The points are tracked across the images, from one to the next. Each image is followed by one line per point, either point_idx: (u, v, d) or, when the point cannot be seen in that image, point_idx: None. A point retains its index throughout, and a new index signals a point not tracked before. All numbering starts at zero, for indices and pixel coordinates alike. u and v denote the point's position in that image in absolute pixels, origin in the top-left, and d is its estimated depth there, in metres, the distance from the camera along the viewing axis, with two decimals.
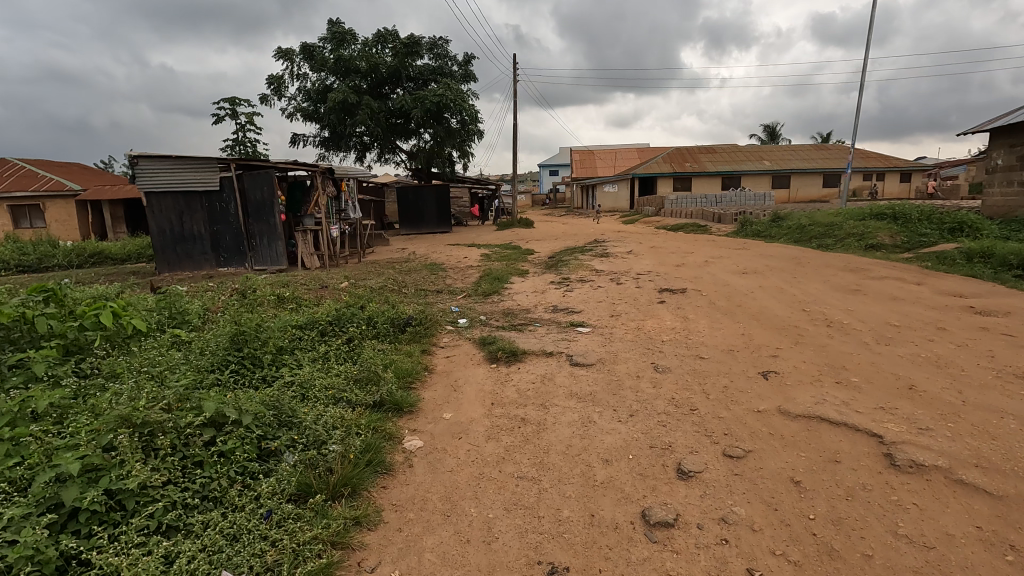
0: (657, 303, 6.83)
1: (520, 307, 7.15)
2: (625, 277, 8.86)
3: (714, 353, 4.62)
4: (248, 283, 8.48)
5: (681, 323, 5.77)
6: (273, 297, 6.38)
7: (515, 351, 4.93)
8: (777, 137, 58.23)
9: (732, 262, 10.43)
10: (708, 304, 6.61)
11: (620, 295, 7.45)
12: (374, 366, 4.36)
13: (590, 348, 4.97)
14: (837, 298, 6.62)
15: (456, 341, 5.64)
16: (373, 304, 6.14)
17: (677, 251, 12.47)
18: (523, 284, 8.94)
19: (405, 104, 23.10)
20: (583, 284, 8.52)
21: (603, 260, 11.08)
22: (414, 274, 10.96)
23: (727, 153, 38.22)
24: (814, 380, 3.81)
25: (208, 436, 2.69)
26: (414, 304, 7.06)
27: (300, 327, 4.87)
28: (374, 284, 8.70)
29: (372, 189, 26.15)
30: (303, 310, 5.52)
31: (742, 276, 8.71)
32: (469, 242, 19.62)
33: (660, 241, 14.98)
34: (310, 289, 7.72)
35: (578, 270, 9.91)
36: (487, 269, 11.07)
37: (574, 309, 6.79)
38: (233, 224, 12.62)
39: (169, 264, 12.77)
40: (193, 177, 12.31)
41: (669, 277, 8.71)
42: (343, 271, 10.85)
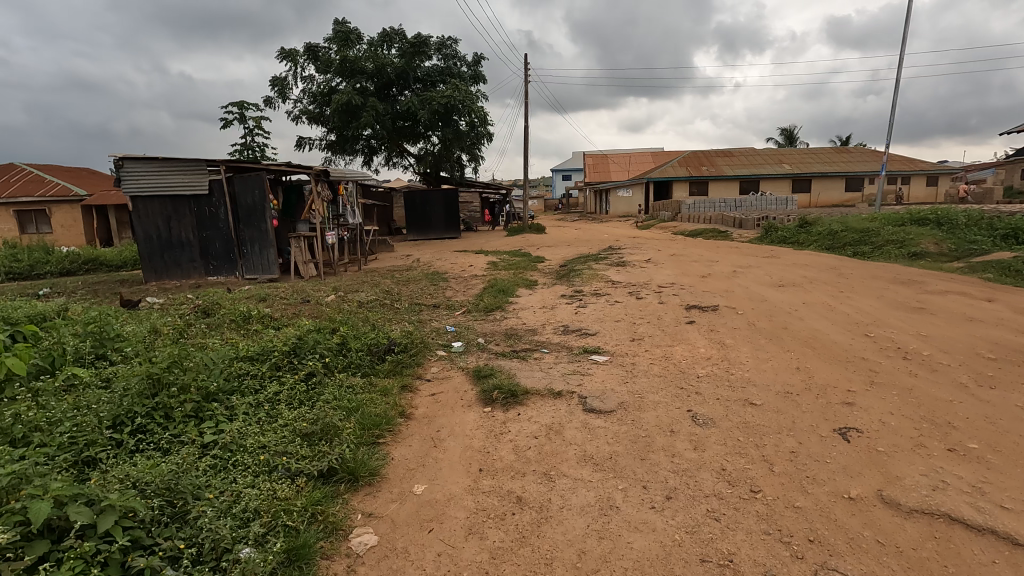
0: (686, 324, 5.84)
1: (526, 327, 6.20)
2: (645, 291, 7.87)
3: (768, 398, 3.63)
4: (224, 296, 7.63)
5: (718, 352, 4.78)
6: (238, 314, 5.50)
7: (515, 391, 3.96)
8: (794, 141, 56.85)
9: (764, 273, 9.34)
10: (747, 326, 5.60)
11: (640, 313, 6.47)
12: (333, 416, 3.43)
13: (608, 386, 4.01)
14: (901, 319, 5.57)
15: (446, 373, 4.70)
16: (351, 325, 5.25)
17: (700, 260, 11.41)
18: (531, 297, 8.00)
19: (411, 105, 22.32)
20: (598, 299, 7.56)
21: (620, 270, 10.08)
22: (412, 284, 10.06)
23: (745, 157, 36.99)
24: (917, 447, 2.82)
25: (28, 561, 1.75)
26: (403, 324, 6.14)
27: (249, 358, 3.96)
28: (364, 298, 7.81)
29: (378, 193, 25.39)
30: (263, 335, 4.63)
31: (780, 289, 7.65)
32: (476, 249, 18.75)
33: (680, 248, 13.96)
34: (288, 304, 6.86)
35: (592, 282, 8.95)
36: (492, 280, 10.14)
37: (588, 330, 5.83)
38: (223, 230, 11.83)
39: (156, 272, 12.00)
40: (181, 180, 11.57)
41: (695, 291, 7.71)
42: (336, 282, 9.98)
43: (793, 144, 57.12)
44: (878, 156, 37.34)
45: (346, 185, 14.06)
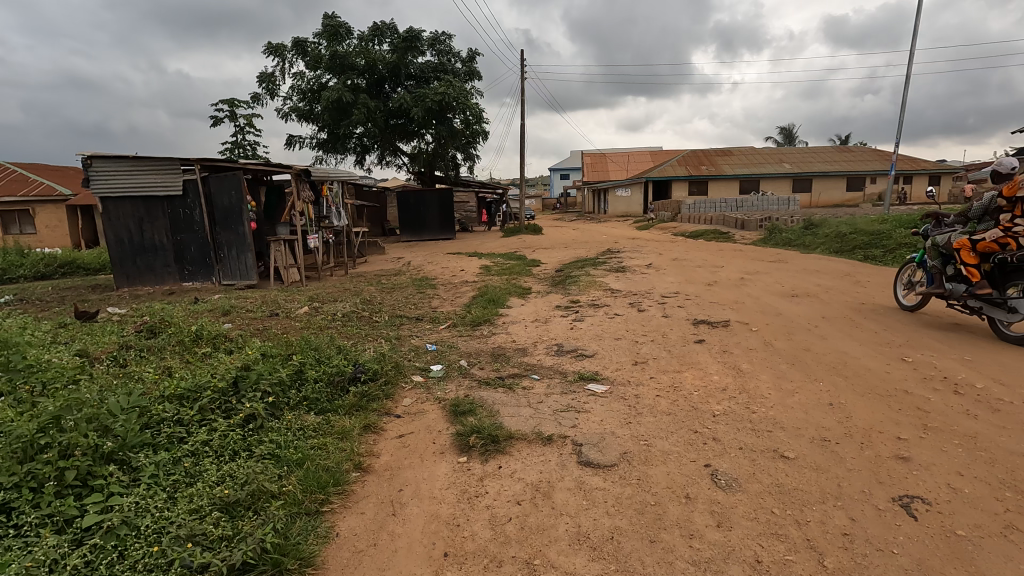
0: (694, 343, 5.20)
1: (515, 345, 5.55)
2: (647, 301, 7.24)
3: (802, 448, 2.99)
4: (189, 309, 7.00)
5: (733, 381, 4.14)
6: (188, 334, 4.85)
7: (496, 435, 3.31)
8: (793, 140, 56.43)
9: (773, 280, 8.71)
10: (764, 346, 4.96)
11: (643, 329, 5.84)
12: (267, 478, 2.78)
13: (608, 429, 3.36)
14: (937, 338, 4.93)
15: (420, 405, 4.07)
16: (315, 348, 4.63)
17: (703, 265, 10.78)
18: (524, 308, 7.36)
19: (403, 103, 21.65)
20: (596, 310, 6.92)
21: (619, 276, 9.44)
22: (398, 292, 9.41)
23: (744, 156, 36.40)
24: (1006, 531, 2.19)
25: None
26: (377, 344, 5.50)
27: (177, 398, 3.31)
28: (342, 309, 7.17)
29: (370, 193, 24.72)
30: (206, 363, 3.99)
31: (793, 300, 7.02)
32: (470, 251, 18.14)
33: (681, 252, 13.35)
34: (253, 319, 6.21)
35: (590, 290, 8.33)
36: (483, 287, 9.49)
37: (585, 350, 5.19)
38: (198, 233, 11.15)
39: (128, 277, 11.34)
40: (154, 180, 10.92)
41: (703, 301, 7.08)
42: (316, 291, 9.31)
43: (792, 144, 56.56)
44: (880, 155, 36.76)
45: (331, 185, 13.36)
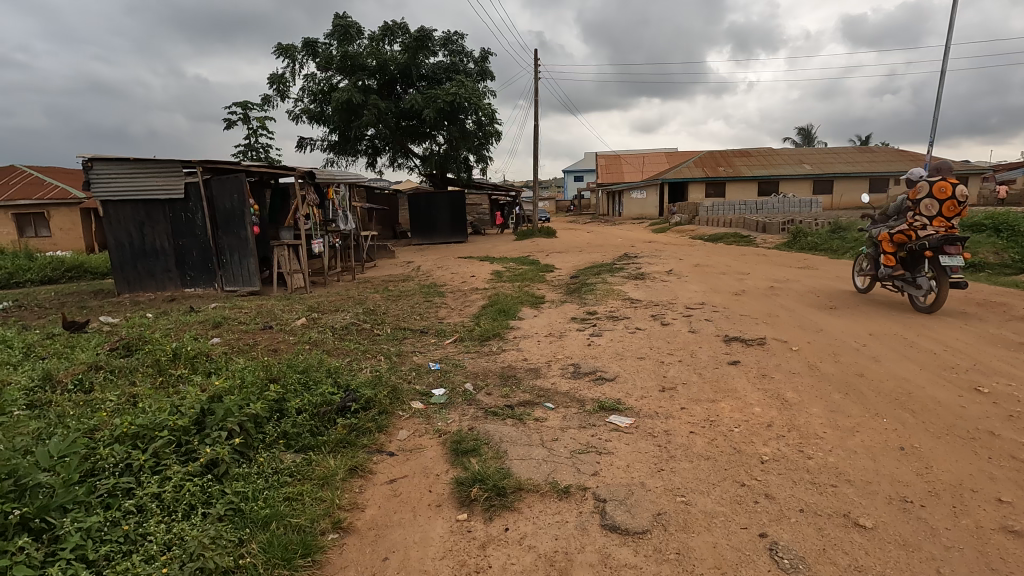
0: (728, 365, 4.63)
1: (527, 365, 5.03)
2: (671, 314, 6.67)
3: (880, 514, 2.42)
4: (181, 321, 6.57)
5: (779, 415, 3.57)
6: (163, 353, 4.38)
7: (502, 486, 2.77)
8: (812, 140, 55.27)
9: (806, 289, 8.06)
10: (809, 371, 4.38)
11: (669, 347, 5.28)
12: (220, 548, 2.26)
13: (638, 480, 2.81)
14: (1009, 362, 4.31)
15: (416, 440, 3.56)
16: (302, 371, 4.13)
17: (727, 272, 10.15)
18: (536, 320, 6.83)
19: (415, 103, 21.25)
20: (615, 324, 6.37)
21: (638, 284, 8.88)
22: (404, 300, 8.93)
23: (763, 157, 35.55)
24: None
25: None
26: (375, 363, 5.00)
27: (128, 437, 2.81)
28: (342, 321, 6.70)
29: (381, 196, 24.38)
30: (174, 392, 3.50)
31: (833, 313, 6.39)
32: (482, 255, 17.64)
33: (702, 257, 12.72)
34: (243, 334, 5.74)
35: (608, 299, 7.78)
36: (494, 295, 8.98)
37: (604, 371, 4.64)
38: (200, 238, 10.80)
39: (129, 283, 11.05)
40: (155, 183, 10.61)
41: (732, 313, 6.49)
42: (318, 299, 8.85)
43: (811, 144, 55.28)
44: (903, 156, 35.69)
45: (338, 187, 12.87)
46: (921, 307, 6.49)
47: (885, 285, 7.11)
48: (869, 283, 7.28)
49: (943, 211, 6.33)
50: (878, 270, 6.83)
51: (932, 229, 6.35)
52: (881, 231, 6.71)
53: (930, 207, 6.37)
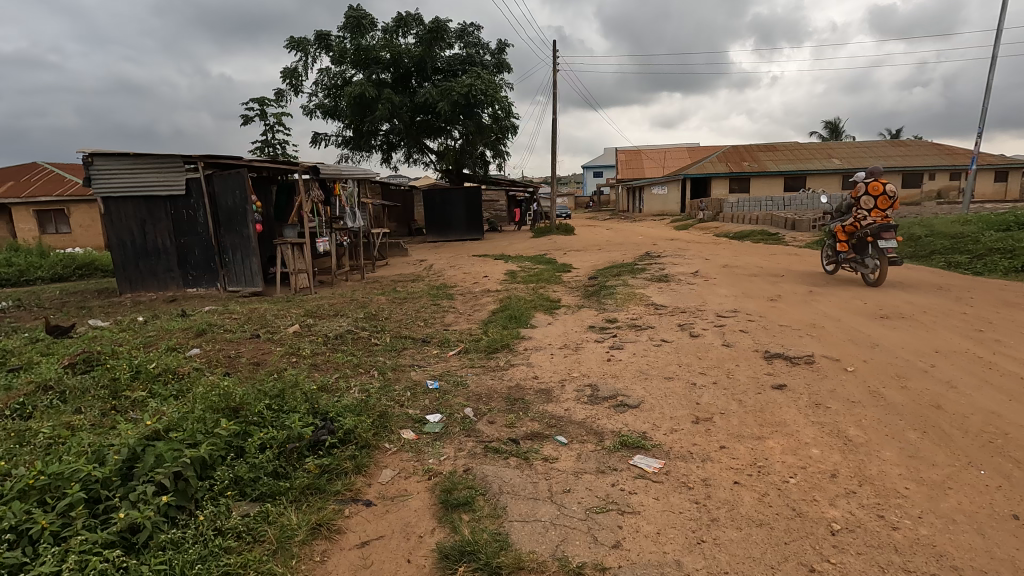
0: (772, 390, 3.97)
1: (537, 384, 4.41)
2: (701, 322, 5.99)
3: None
4: (167, 328, 6.09)
5: (843, 462, 2.92)
6: (123, 371, 3.87)
7: (498, 565, 2.17)
8: (839, 134, 53.49)
9: (849, 295, 7.29)
10: (873, 399, 3.69)
11: (702, 365, 4.62)
12: None
13: (672, 558, 2.21)
14: None
15: (400, 484, 2.97)
16: (277, 394, 3.58)
17: (758, 274, 9.37)
18: (550, 329, 6.21)
19: (429, 97, 20.69)
20: (638, 334, 5.72)
21: (662, 288, 8.20)
22: (411, 304, 8.37)
23: (789, 152, 34.30)
24: None
25: None
26: (365, 382, 4.43)
27: (31, 491, 2.26)
28: (338, 328, 6.15)
29: (395, 192, 23.90)
30: (114, 425, 2.96)
31: (884, 324, 5.66)
32: (497, 253, 17.04)
33: (729, 256, 11.96)
34: (227, 344, 5.23)
35: (629, 305, 7.11)
36: (506, 298, 8.37)
37: (627, 395, 4.01)
38: (203, 236, 10.40)
39: (131, 282, 10.73)
40: (155, 179, 10.22)
41: (769, 323, 5.79)
42: (319, 302, 8.32)
43: (839, 138, 53.33)
44: (939, 149, 34.05)
45: (346, 183, 12.32)
46: (870, 282, 7.95)
47: (844, 266, 8.56)
48: (832, 266, 8.70)
49: (879, 204, 7.86)
50: (834, 255, 8.28)
51: (872, 219, 7.86)
52: (833, 224, 8.18)
53: (868, 202, 7.89)
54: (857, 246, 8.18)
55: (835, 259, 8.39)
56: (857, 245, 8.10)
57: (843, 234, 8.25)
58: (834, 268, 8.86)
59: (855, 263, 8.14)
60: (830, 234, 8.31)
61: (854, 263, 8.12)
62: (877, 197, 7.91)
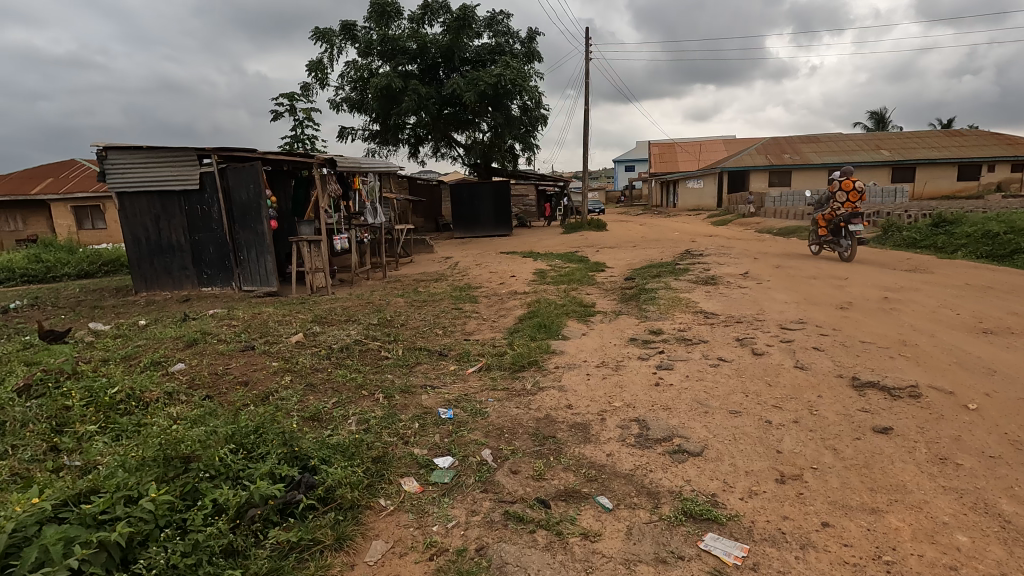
0: (874, 435, 3.10)
1: (572, 416, 3.64)
2: (764, 336, 5.11)
3: None
4: (160, 335, 5.52)
5: (1012, 562, 2.07)
6: (75, 398, 3.22)
7: None
8: (885, 124, 50.79)
9: (933, 302, 6.30)
10: (1018, 454, 2.79)
11: (774, 393, 3.76)
12: None
13: None
14: None
15: (391, 567, 2.24)
16: (249, 433, 2.88)
17: (816, 276, 8.37)
18: (586, 341, 5.43)
19: (456, 87, 19.99)
20: (690, 350, 4.88)
21: (712, 292, 7.31)
22: (431, 307, 7.70)
23: (834, 143, 32.46)
24: None
25: None
26: (368, 411, 3.74)
27: None
28: (348, 338, 5.50)
29: (422, 187, 23.31)
30: (25, 482, 2.29)
31: (991, 341, 4.71)
32: (526, 249, 16.29)
33: (779, 255, 10.93)
34: (216, 359, 4.58)
35: (676, 313, 6.26)
36: (535, 302, 7.60)
37: (685, 436, 3.20)
38: (217, 232, 9.94)
39: (146, 281, 10.41)
40: (169, 173, 9.81)
41: (849, 338, 4.88)
42: (333, 306, 7.65)
43: (884, 129, 50.59)
44: (999, 139, 31.67)
45: (366, 176, 11.74)
46: (845, 259, 9.76)
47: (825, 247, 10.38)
48: (814, 247, 10.51)
49: (851, 197, 9.65)
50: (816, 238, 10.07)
51: (845, 209, 9.70)
52: (814, 214, 9.98)
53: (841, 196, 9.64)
54: (834, 230, 10.03)
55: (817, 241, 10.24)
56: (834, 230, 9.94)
57: (824, 221, 10.06)
58: (817, 248, 10.70)
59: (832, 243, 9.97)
60: (812, 222, 10.13)
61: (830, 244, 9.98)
62: (849, 191, 9.68)
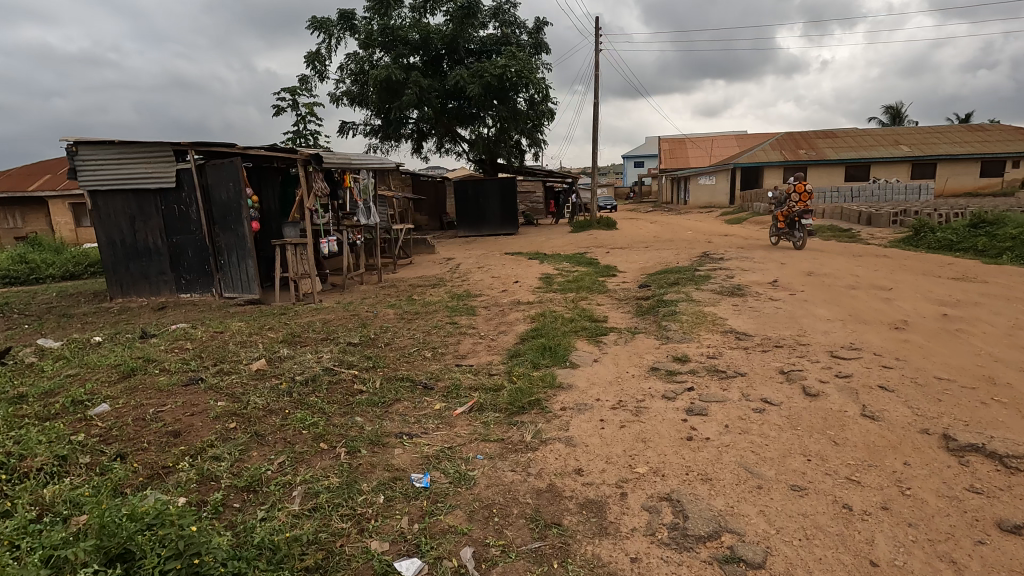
0: (1003, 537, 2.25)
1: (583, 491, 2.79)
2: (813, 368, 4.25)
3: None
4: (101, 360, 4.72)
5: None
6: None
7: None
8: (901, 119, 49.37)
9: (1004, 321, 5.41)
10: None
11: (845, 457, 2.91)
12: None
13: None
14: None
15: None
16: (131, 536, 2.06)
17: (855, 285, 7.47)
18: (599, 369, 4.59)
19: (460, 79, 19.11)
20: (724, 386, 4.03)
21: (740, 305, 6.45)
22: (423, 320, 6.89)
23: (850, 138, 31.29)
24: None
25: None
26: (321, 477, 2.92)
27: None
28: (319, 363, 4.70)
29: (425, 183, 22.46)
30: None
31: None
32: (533, 250, 15.44)
33: (806, 260, 10.04)
34: (149, 398, 3.78)
35: (702, 332, 5.41)
36: (540, 315, 6.77)
37: (738, 533, 2.36)
38: (195, 234, 9.17)
39: (122, 286, 9.68)
40: (143, 169, 9.04)
41: (920, 373, 4.00)
42: (313, 320, 6.83)
43: (900, 124, 49.16)
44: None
45: (358, 173, 10.76)
46: (797, 247, 11.47)
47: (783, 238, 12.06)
48: (774, 238, 12.24)
49: (802, 197, 11.35)
50: (775, 230, 11.88)
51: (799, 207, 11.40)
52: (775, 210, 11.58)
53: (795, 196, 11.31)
54: (789, 224, 11.97)
55: (775, 232, 12.15)
56: (789, 224, 11.93)
57: (783, 217, 11.90)
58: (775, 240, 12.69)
59: (788, 235, 11.85)
60: (772, 217, 11.91)
61: (785, 235, 11.95)
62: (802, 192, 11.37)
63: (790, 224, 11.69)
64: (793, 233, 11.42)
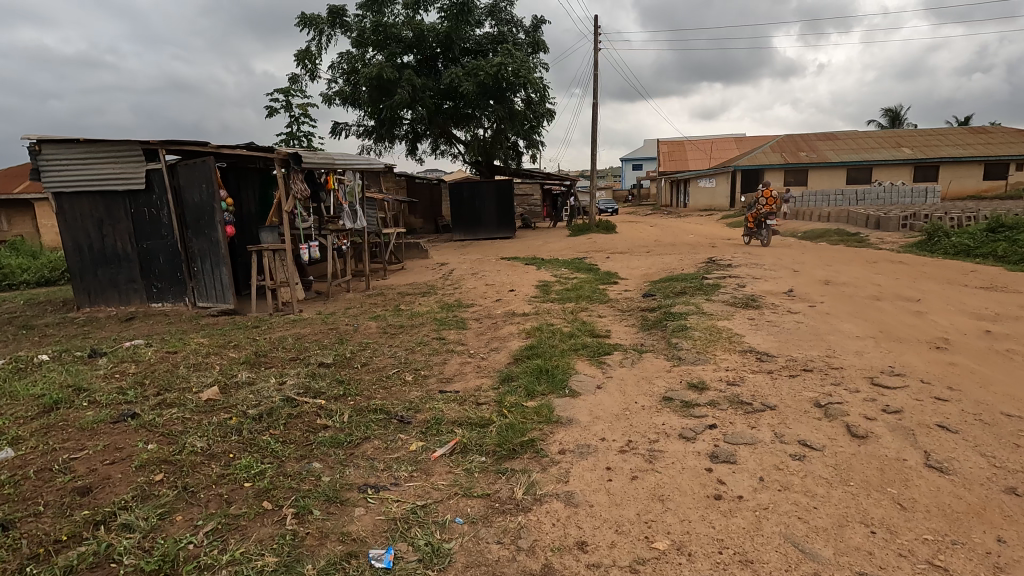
0: None
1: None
2: (855, 399, 3.62)
3: None
4: (29, 385, 4.09)
5: None
6: None
7: None
8: (901, 121, 48.97)
9: None
10: None
11: (919, 530, 2.30)
12: None
13: None
14: None
15: None
16: None
17: (879, 296, 6.87)
18: (604, 399, 3.96)
19: (455, 77, 18.52)
20: (755, 423, 3.39)
21: (758, 319, 5.83)
22: (407, 334, 6.27)
23: (852, 140, 30.76)
24: None
25: None
26: (253, 555, 2.29)
27: None
28: (280, 390, 4.08)
29: (420, 186, 21.85)
30: None
31: None
32: (530, 254, 14.82)
33: (819, 267, 9.45)
34: (65, 441, 3.15)
35: (719, 353, 4.78)
36: (536, 329, 6.14)
37: None
38: (167, 240, 8.54)
39: (90, 295, 9.04)
40: (111, 169, 8.41)
41: (986, 408, 3.38)
42: (287, 334, 6.18)
43: (900, 127, 48.77)
44: None
45: (344, 174, 10.16)
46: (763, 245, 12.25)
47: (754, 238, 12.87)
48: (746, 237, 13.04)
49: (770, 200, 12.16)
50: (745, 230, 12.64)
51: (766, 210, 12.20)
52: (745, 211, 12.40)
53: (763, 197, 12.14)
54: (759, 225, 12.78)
55: (746, 233, 13.01)
56: (759, 225, 12.79)
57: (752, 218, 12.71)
58: (749, 239, 13.61)
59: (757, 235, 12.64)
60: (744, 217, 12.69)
61: (754, 234, 12.82)
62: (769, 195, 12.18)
63: (759, 225, 12.53)
64: (760, 233, 12.33)
